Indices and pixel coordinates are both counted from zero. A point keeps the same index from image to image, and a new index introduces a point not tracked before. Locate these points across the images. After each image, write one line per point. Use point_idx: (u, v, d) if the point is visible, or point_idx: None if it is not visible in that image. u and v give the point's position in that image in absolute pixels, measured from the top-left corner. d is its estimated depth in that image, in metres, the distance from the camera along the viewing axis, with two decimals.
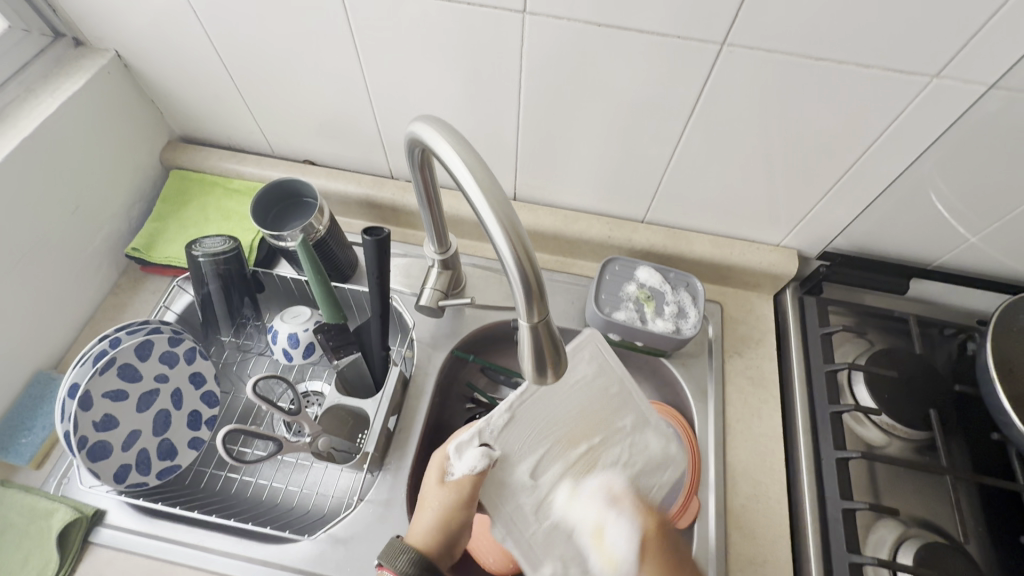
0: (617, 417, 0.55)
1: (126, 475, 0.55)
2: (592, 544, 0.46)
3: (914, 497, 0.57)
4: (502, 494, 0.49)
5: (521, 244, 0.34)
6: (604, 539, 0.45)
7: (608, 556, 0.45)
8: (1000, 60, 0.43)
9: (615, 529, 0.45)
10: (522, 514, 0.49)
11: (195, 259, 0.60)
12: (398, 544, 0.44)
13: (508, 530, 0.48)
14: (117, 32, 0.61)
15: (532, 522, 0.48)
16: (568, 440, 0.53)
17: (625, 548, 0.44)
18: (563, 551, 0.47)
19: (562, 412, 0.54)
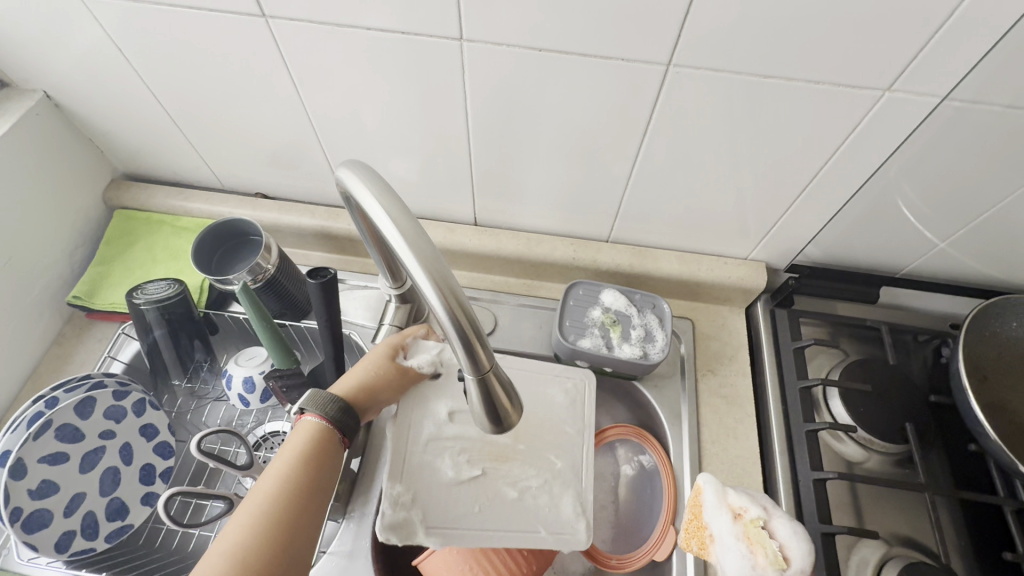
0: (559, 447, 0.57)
1: (69, 543, 0.52)
2: (750, 548, 0.48)
3: (896, 514, 0.56)
4: (408, 432, 0.55)
5: (456, 298, 0.32)
6: (764, 539, 0.49)
7: (773, 556, 0.48)
8: (951, 71, 0.41)
9: (780, 528, 0.49)
10: (414, 443, 0.54)
11: (136, 307, 0.57)
12: (325, 393, 0.47)
13: (397, 458, 0.53)
14: (43, 73, 0.58)
15: (418, 453, 0.54)
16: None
17: (797, 543, 0.48)
18: (418, 485, 0.52)
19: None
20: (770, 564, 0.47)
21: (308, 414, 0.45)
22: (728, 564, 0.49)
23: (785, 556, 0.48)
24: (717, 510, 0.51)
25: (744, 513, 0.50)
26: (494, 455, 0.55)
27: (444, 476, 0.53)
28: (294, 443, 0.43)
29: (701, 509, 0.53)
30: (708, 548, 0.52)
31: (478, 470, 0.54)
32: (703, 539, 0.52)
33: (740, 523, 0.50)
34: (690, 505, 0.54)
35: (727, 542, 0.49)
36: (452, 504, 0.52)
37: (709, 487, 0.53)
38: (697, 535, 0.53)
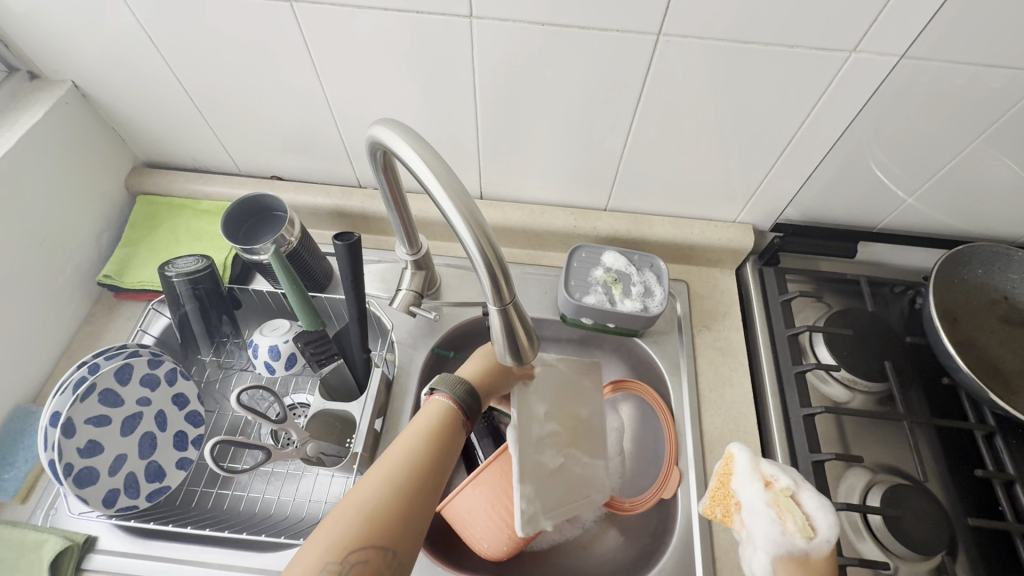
0: (596, 430, 0.65)
1: (114, 499, 0.55)
2: (778, 515, 0.49)
3: (880, 446, 0.61)
4: (523, 430, 0.57)
5: (484, 234, 0.37)
6: (793, 508, 0.49)
7: (801, 524, 0.49)
8: (906, 32, 0.47)
9: (807, 499, 0.50)
10: (528, 442, 0.57)
11: (168, 280, 0.60)
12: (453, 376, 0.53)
13: (522, 460, 0.55)
14: (73, 63, 0.61)
15: (530, 451, 0.57)
16: (562, 420, 0.62)
17: (824, 514, 0.49)
18: (536, 481, 0.56)
19: (563, 395, 0.63)
20: (798, 531, 0.48)
21: (439, 394, 0.52)
22: (755, 530, 0.50)
23: (813, 526, 0.49)
24: (749, 479, 0.52)
25: (774, 482, 0.51)
26: (566, 444, 0.61)
27: (547, 467, 0.58)
28: (422, 426, 0.49)
29: (731, 477, 0.54)
30: (734, 516, 0.53)
31: (563, 461, 0.60)
32: (728, 508, 0.53)
33: (771, 490, 0.51)
34: (721, 473, 0.55)
35: (755, 509, 0.50)
36: (553, 490, 0.58)
37: (742, 455, 0.53)
38: (724, 503, 0.54)
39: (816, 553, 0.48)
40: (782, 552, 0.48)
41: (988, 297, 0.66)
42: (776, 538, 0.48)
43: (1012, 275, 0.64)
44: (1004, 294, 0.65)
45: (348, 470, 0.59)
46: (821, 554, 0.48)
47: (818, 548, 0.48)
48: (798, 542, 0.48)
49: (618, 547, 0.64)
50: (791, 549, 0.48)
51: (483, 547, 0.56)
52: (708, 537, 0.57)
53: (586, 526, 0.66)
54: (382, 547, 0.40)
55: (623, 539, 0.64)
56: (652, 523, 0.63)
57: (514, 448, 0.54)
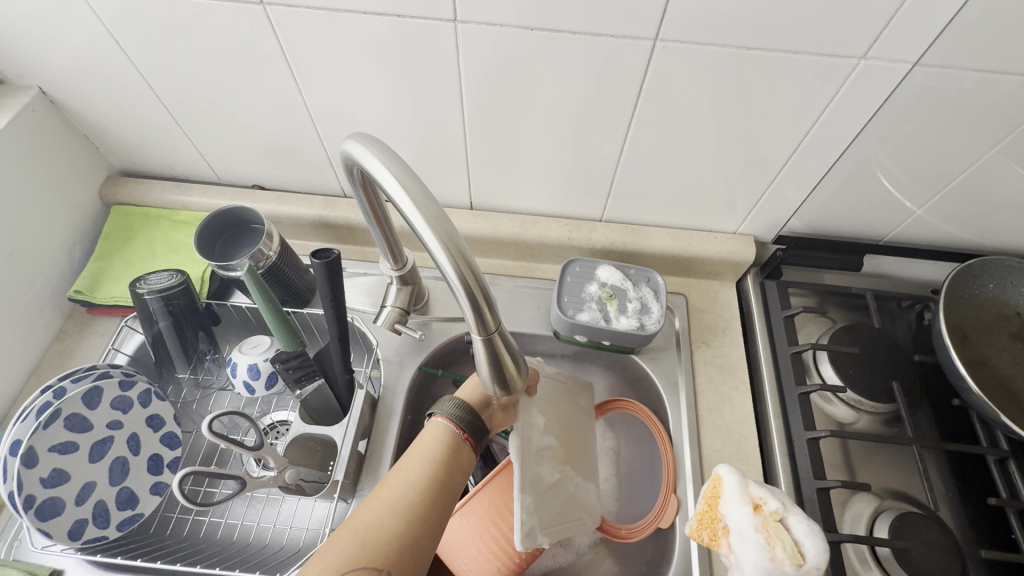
0: (589, 447, 0.63)
1: (81, 531, 0.52)
2: (768, 541, 0.47)
3: (887, 471, 0.58)
4: (526, 443, 0.53)
5: (464, 258, 0.34)
6: (783, 533, 0.47)
7: (791, 550, 0.46)
8: (919, 38, 0.44)
9: (796, 524, 0.47)
10: (529, 455, 0.53)
11: (139, 297, 0.57)
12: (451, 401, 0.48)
13: (523, 473, 0.52)
14: (39, 68, 0.58)
15: (530, 464, 0.53)
16: (563, 432, 0.58)
17: (814, 540, 0.46)
18: (535, 496, 0.52)
19: (564, 407, 0.59)
20: (787, 558, 0.46)
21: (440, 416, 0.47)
22: (743, 556, 0.48)
23: (802, 552, 0.46)
24: (738, 502, 0.49)
25: (763, 506, 0.49)
26: (564, 458, 0.58)
27: (545, 482, 0.54)
28: (425, 442, 0.45)
29: (718, 499, 0.51)
30: (721, 540, 0.50)
31: (560, 476, 0.57)
32: (716, 531, 0.51)
33: (759, 514, 0.48)
34: (707, 494, 0.52)
35: (743, 534, 0.48)
36: (549, 508, 0.54)
37: (730, 477, 0.51)
38: (710, 527, 0.51)
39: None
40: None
41: (1000, 313, 0.63)
42: (766, 565, 0.46)
43: None
44: (1016, 309, 0.63)
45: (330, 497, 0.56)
46: None
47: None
48: (786, 568, 0.46)
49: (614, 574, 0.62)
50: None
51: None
52: (708, 568, 0.54)
53: (579, 552, 0.63)
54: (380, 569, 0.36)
55: (619, 567, 0.62)
56: (649, 551, 0.61)
57: (518, 459, 0.51)
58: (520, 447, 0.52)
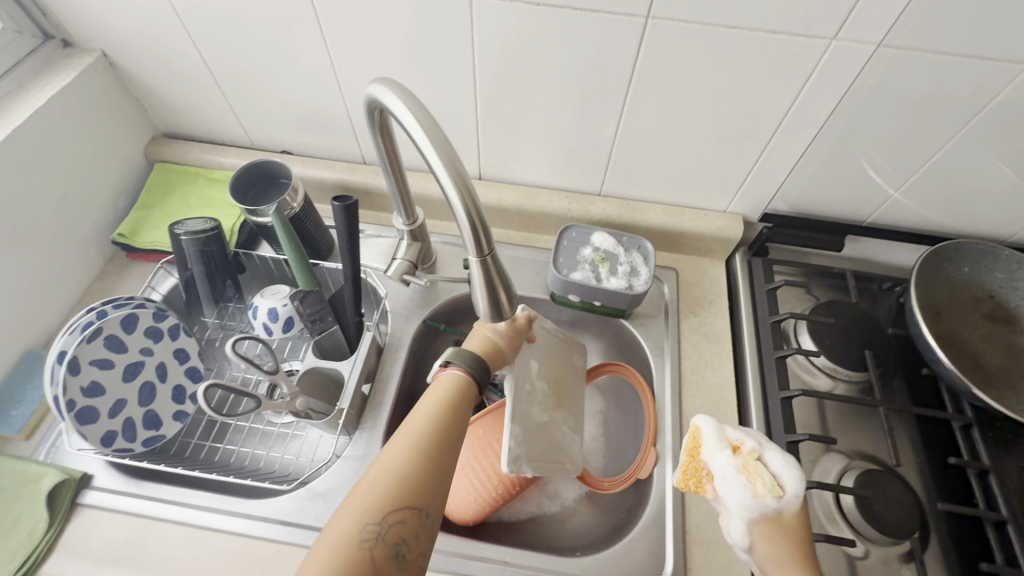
0: (580, 402, 0.66)
1: (111, 440, 0.58)
2: (748, 479, 0.51)
3: (860, 432, 0.62)
4: (518, 384, 0.59)
5: (465, 183, 0.40)
6: (762, 470, 0.51)
7: (770, 485, 0.50)
8: (885, 21, 0.49)
9: (773, 459, 0.52)
10: (518, 392, 0.58)
11: (177, 237, 0.64)
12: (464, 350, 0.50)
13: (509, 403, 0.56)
14: (104, 33, 0.66)
15: (518, 399, 0.58)
16: (551, 380, 0.63)
17: (791, 473, 0.51)
18: (520, 426, 0.57)
19: (558, 360, 0.65)
20: (767, 492, 0.50)
21: (453, 366, 0.48)
22: (728, 497, 0.52)
23: (781, 484, 0.51)
24: (717, 448, 0.53)
25: (741, 447, 0.53)
26: (553, 403, 0.62)
27: (530, 421, 0.59)
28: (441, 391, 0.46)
29: (699, 449, 0.55)
30: (706, 485, 0.54)
31: (547, 416, 0.61)
32: (700, 479, 0.54)
33: (738, 456, 0.52)
34: (689, 447, 0.56)
35: (725, 477, 0.52)
36: (532, 446, 0.58)
37: (707, 426, 0.54)
38: (695, 475, 0.54)
39: (787, 510, 0.50)
40: (757, 516, 0.50)
41: (973, 294, 0.66)
42: (748, 502, 0.50)
43: (998, 274, 0.65)
44: (990, 292, 0.66)
45: (333, 427, 0.61)
46: (792, 510, 0.50)
47: (789, 505, 0.50)
48: (769, 502, 0.50)
49: (594, 521, 0.65)
50: (764, 511, 0.50)
51: (456, 511, 0.59)
52: (679, 511, 0.58)
53: (562, 504, 0.67)
54: (416, 509, 0.38)
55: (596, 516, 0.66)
56: (628, 500, 0.64)
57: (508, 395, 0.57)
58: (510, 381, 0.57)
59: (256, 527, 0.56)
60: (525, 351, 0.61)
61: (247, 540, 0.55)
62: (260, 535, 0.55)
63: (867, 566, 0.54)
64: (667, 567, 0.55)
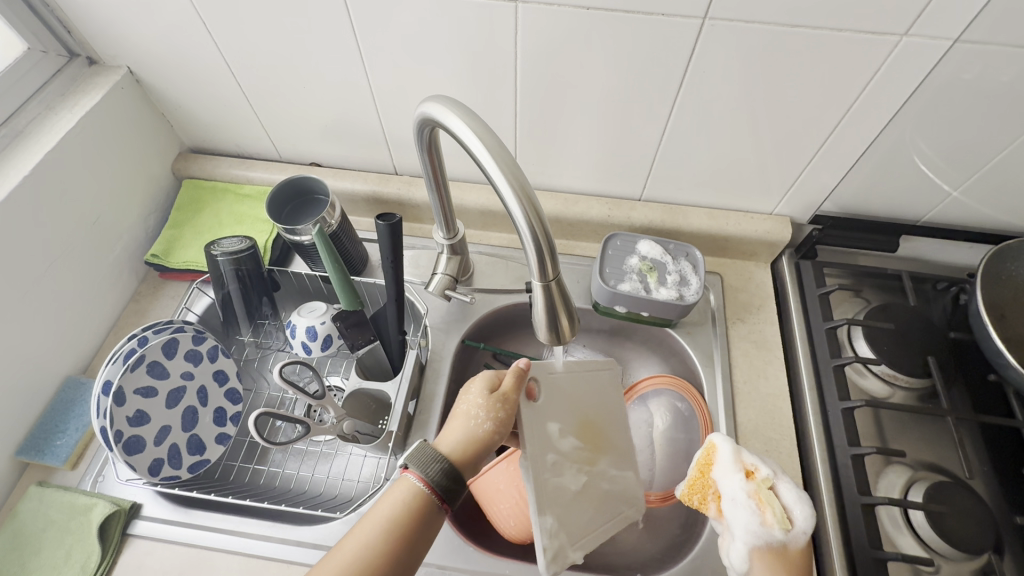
0: (620, 433, 0.59)
1: (159, 468, 0.57)
2: (759, 506, 0.49)
3: (923, 442, 0.59)
4: (541, 464, 0.48)
5: (531, 204, 0.37)
6: (773, 500, 0.49)
7: (780, 515, 0.48)
8: (960, 15, 0.46)
9: (786, 491, 0.50)
10: (544, 468, 0.49)
11: (213, 258, 0.62)
12: (429, 451, 0.44)
13: (538, 491, 0.47)
14: (131, 51, 0.64)
15: (547, 477, 0.49)
16: (580, 432, 0.54)
17: (801, 509, 0.49)
18: (558, 513, 0.49)
19: (579, 402, 0.55)
20: (777, 522, 0.48)
21: (411, 471, 0.44)
22: (734, 520, 0.50)
23: (791, 517, 0.49)
24: (732, 469, 0.51)
25: (756, 472, 0.51)
26: (588, 458, 0.54)
27: (567, 491, 0.51)
28: (391, 506, 0.42)
29: (712, 466, 0.53)
30: (710, 503, 0.53)
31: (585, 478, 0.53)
32: (707, 496, 0.53)
33: (753, 481, 0.50)
34: (700, 462, 0.54)
35: (735, 499, 0.50)
36: (575, 516, 0.51)
37: (724, 446, 0.52)
38: (702, 491, 0.53)
39: (792, 544, 0.48)
40: (762, 543, 0.48)
41: None
42: (755, 529, 0.48)
43: None
44: None
45: (382, 449, 0.60)
46: (798, 546, 0.48)
47: (794, 539, 0.48)
48: (777, 533, 0.48)
49: (645, 537, 0.63)
50: (770, 541, 0.48)
51: (508, 528, 0.57)
52: None
53: None
54: None
55: (650, 534, 0.63)
56: (682, 515, 0.62)
57: (532, 487, 0.46)
58: (531, 462, 0.47)
59: (310, 555, 0.54)
60: (536, 410, 0.50)
61: (301, 568, 0.54)
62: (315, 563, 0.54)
63: None
64: None
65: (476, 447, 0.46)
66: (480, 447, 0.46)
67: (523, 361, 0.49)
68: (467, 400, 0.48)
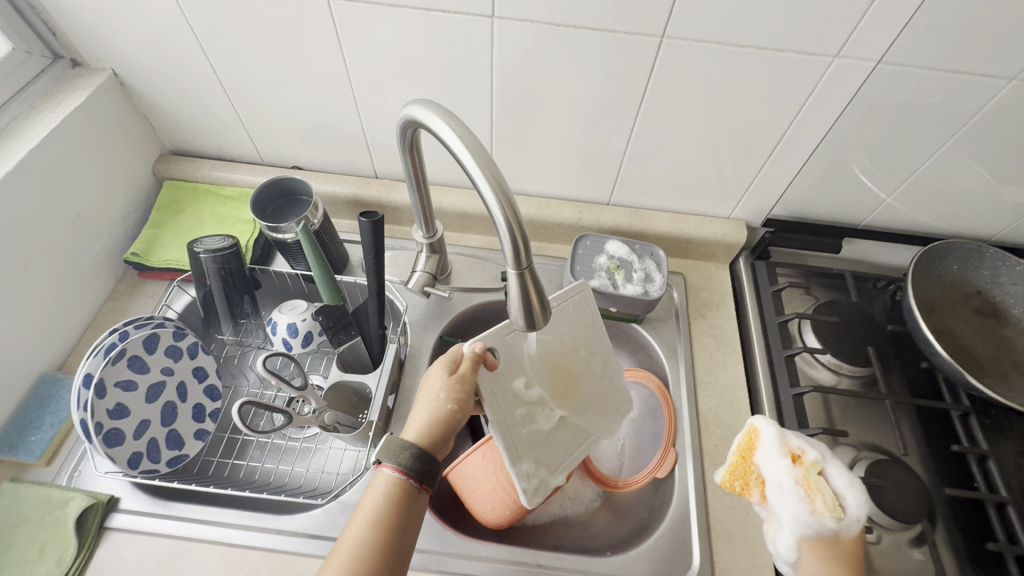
0: (593, 357, 0.61)
1: (137, 462, 0.57)
2: (808, 494, 0.51)
3: (866, 425, 0.65)
4: (508, 419, 0.53)
5: (507, 198, 0.40)
6: (823, 486, 0.52)
7: (831, 503, 0.51)
8: (882, 39, 0.52)
9: (835, 477, 0.53)
10: (514, 419, 0.54)
11: (196, 255, 0.64)
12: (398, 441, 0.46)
13: (510, 441, 0.53)
14: (117, 54, 0.66)
15: (518, 425, 0.54)
16: (551, 371, 0.57)
17: (854, 495, 0.51)
18: (533, 453, 0.55)
19: (547, 342, 0.57)
20: (827, 510, 0.50)
21: (385, 464, 0.45)
22: (782, 508, 0.52)
23: (843, 505, 0.51)
24: (777, 454, 0.53)
25: (803, 458, 0.53)
26: (560, 396, 0.58)
27: (541, 427, 0.56)
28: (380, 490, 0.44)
29: (754, 450, 0.55)
30: (753, 489, 0.55)
31: (558, 415, 0.58)
32: (749, 482, 0.55)
33: (802, 467, 0.53)
34: (742, 447, 0.56)
35: (783, 486, 0.52)
36: (552, 445, 0.57)
37: (768, 430, 0.54)
38: (744, 477, 0.55)
39: (844, 533, 0.51)
40: (811, 532, 0.51)
41: (962, 291, 0.71)
42: (806, 518, 0.51)
43: (985, 270, 0.70)
44: (978, 288, 0.70)
45: (362, 441, 0.62)
46: (849, 534, 0.50)
47: (847, 528, 0.50)
48: (828, 521, 0.50)
49: (614, 522, 0.66)
50: (820, 529, 0.50)
51: (484, 513, 0.60)
52: (704, 509, 0.59)
53: (585, 504, 0.68)
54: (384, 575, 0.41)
55: (620, 518, 0.66)
56: (650, 498, 0.65)
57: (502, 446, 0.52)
58: (497, 422, 0.52)
59: (290, 542, 0.56)
60: (501, 373, 0.53)
61: (280, 556, 0.55)
62: (294, 551, 0.55)
63: (879, 551, 0.56)
64: (694, 563, 0.56)
65: (443, 426, 0.48)
66: (445, 425, 0.48)
67: (478, 344, 0.52)
68: (430, 385, 0.50)
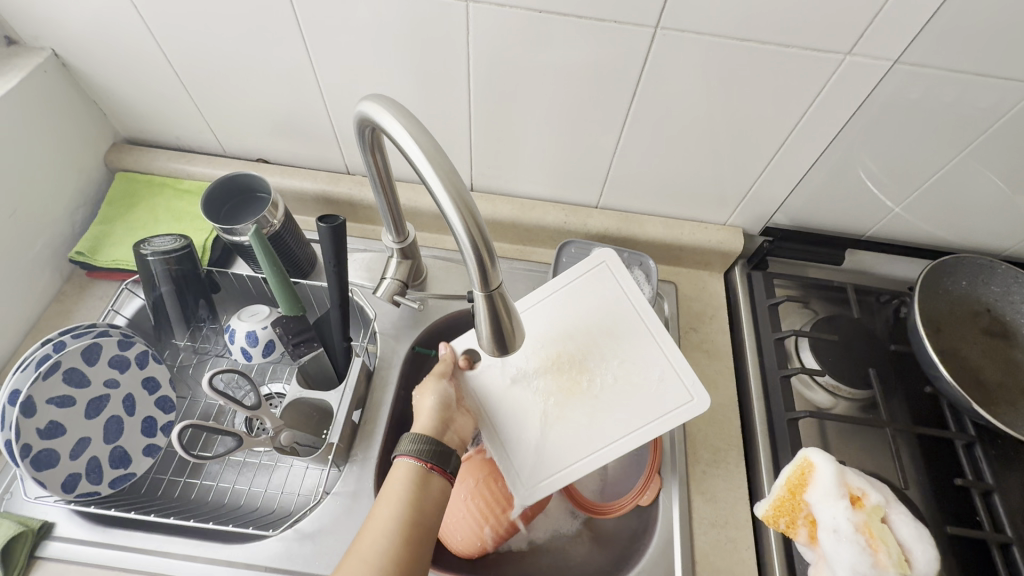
0: (615, 338, 0.59)
1: (74, 484, 0.52)
2: (869, 544, 0.46)
3: (863, 453, 0.61)
4: (494, 415, 0.57)
5: (470, 211, 0.35)
6: (887, 537, 0.47)
7: (896, 557, 0.46)
8: (901, 36, 0.47)
9: (900, 524, 0.48)
10: (498, 411, 0.57)
11: (143, 258, 0.59)
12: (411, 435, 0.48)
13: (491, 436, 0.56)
14: (55, 32, 0.59)
15: (502, 416, 0.57)
16: (551, 363, 0.59)
17: (922, 546, 0.47)
18: (518, 445, 0.55)
19: (544, 335, 0.60)
20: (891, 564, 0.46)
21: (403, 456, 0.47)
22: (836, 555, 0.47)
23: (910, 559, 0.46)
24: (834, 495, 0.48)
25: (864, 501, 0.49)
26: (565, 382, 0.58)
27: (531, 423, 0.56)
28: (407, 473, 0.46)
29: (807, 487, 0.50)
30: (800, 528, 0.50)
31: (560, 403, 0.57)
32: (796, 520, 0.50)
33: (863, 513, 0.48)
34: (792, 481, 0.51)
35: (839, 532, 0.47)
36: (552, 439, 0.55)
37: (826, 467, 0.50)
38: (791, 514, 0.51)
39: None
40: None
41: (971, 308, 0.67)
42: (866, 570, 0.46)
43: (995, 287, 0.66)
44: (987, 306, 0.66)
45: (323, 462, 0.57)
46: None
47: None
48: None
49: (594, 550, 0.62)
50: None
51: (453, 542, 0.55)
52: (689, 543, 0.55)
53: (561, 531, 0.64)
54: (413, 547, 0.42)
55: (600, 546, 0.62)
56: (632, 523, 0.61)
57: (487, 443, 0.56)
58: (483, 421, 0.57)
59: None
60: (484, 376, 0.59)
61: None
62: None
63: None
64: None
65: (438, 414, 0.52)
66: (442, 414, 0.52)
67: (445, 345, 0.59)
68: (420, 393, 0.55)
